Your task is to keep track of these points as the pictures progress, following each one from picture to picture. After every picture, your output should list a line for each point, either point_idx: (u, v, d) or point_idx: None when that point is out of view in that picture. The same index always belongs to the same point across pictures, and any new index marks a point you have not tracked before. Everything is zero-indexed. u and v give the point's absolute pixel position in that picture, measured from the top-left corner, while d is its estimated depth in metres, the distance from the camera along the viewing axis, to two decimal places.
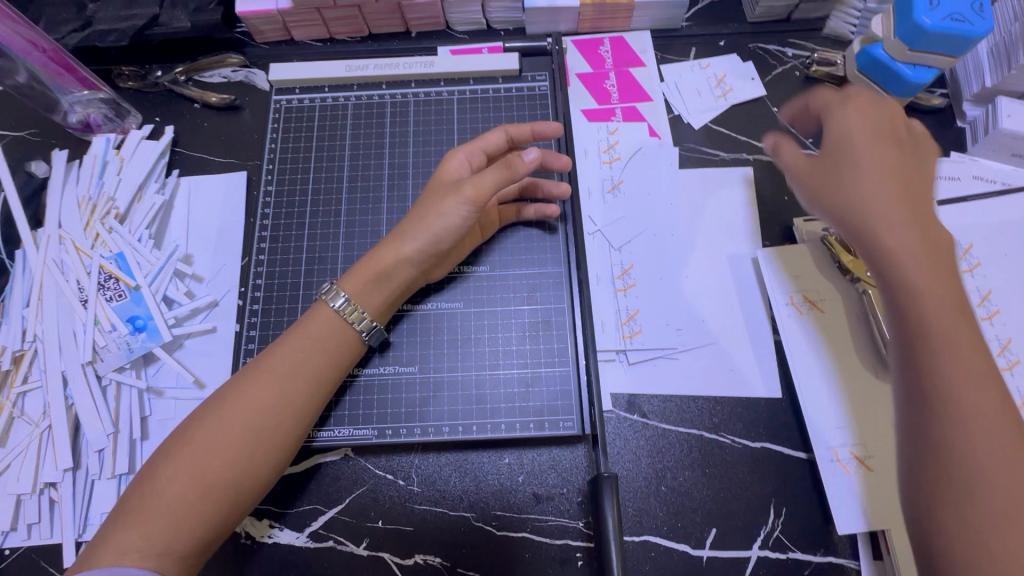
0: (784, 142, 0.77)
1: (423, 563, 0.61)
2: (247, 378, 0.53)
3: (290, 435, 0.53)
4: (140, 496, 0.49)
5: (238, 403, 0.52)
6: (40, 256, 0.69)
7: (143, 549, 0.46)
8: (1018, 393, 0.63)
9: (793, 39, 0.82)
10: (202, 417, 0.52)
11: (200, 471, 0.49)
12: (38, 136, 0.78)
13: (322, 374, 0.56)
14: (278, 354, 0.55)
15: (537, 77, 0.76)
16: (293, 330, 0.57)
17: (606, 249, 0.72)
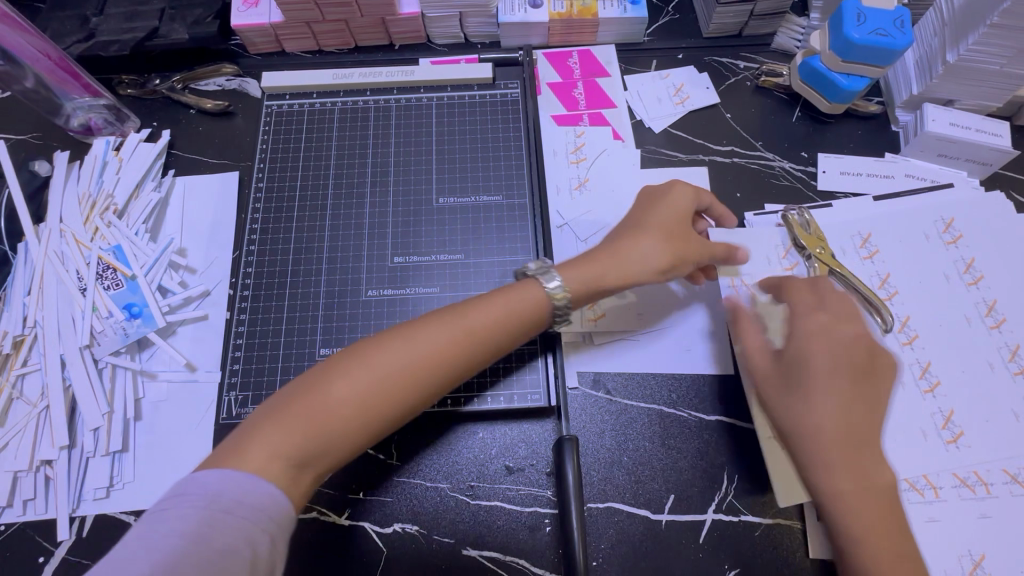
0: (736, 144, 0.84)
1: (401, 531, 0.65)
2: (411, 337, 0.55)
3: (424, 390, 0.54)
4: (306, 403, 0.50)
5: (414, 348, 0.54)
6: (42, 248, 0.73)
7: (289, 452, 0.48)
8: (919, 364, 0.69)
9: (744, 53, 0.90)
10: (367, 353, 0.53)
11: (346, 398, 0.51)
12: (42, 139, 0.83)
13: (506, 331, 0.58)
14: (474, 313, 0.57)
15: (510, 85, 0.83)
16: (493, 292, 0.59)
17: (573, 241, 0.77)
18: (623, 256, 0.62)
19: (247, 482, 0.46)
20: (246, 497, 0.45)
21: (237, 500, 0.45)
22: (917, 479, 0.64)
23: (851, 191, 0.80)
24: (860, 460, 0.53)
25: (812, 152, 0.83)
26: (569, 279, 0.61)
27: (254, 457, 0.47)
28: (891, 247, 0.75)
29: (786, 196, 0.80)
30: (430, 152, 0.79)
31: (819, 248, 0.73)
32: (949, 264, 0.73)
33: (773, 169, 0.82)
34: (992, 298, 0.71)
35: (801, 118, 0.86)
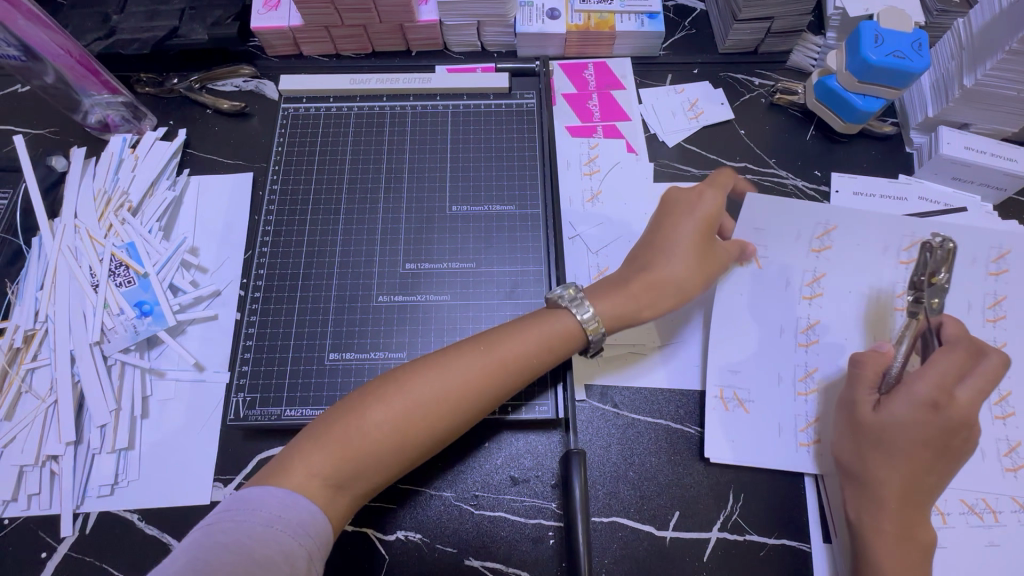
0: (749, 161, 0.84)
1: (404, 539, 0.65)
2: (454, 361, 0.57)
3: (458, 417, 0.56)
4: (344, 426, 0.52)
5: (450, 375, 0.56)
6: (55, 243, 0.74)
7: (328, 474, 0.50)
8: None
9: (760, 70, 0.90)
10: (408, 378, 0.55)
11: (385, 422, 0.53)
12: (59, 134, 0.84)
13: (539, 360, 0.60)
14: (509, 342, 0.59)
15: (525, 95, 0.83)
16: (529, 321, 0.61)
17: (585, 253, 0.77)
18: (655, 288, 0.64)
19: (287, 499, 0.48)
20: (283, 512, 0.47)
21: (272, 516, 0.47)
22: None
23: (863, 212, 0.80)
24: (913, 529, 0.57)
25: (825, 170, 0.83)
26: (600, 306, 0.63)
27: (295, 474, 0.50)
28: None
29: None
30: (444, 160, 0.80)
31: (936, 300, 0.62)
32: (978, 294, 0.71)
33: (786, 186, 0.82)
34: (1004, 341, 0.69)
35: (815, 136, 0.86)
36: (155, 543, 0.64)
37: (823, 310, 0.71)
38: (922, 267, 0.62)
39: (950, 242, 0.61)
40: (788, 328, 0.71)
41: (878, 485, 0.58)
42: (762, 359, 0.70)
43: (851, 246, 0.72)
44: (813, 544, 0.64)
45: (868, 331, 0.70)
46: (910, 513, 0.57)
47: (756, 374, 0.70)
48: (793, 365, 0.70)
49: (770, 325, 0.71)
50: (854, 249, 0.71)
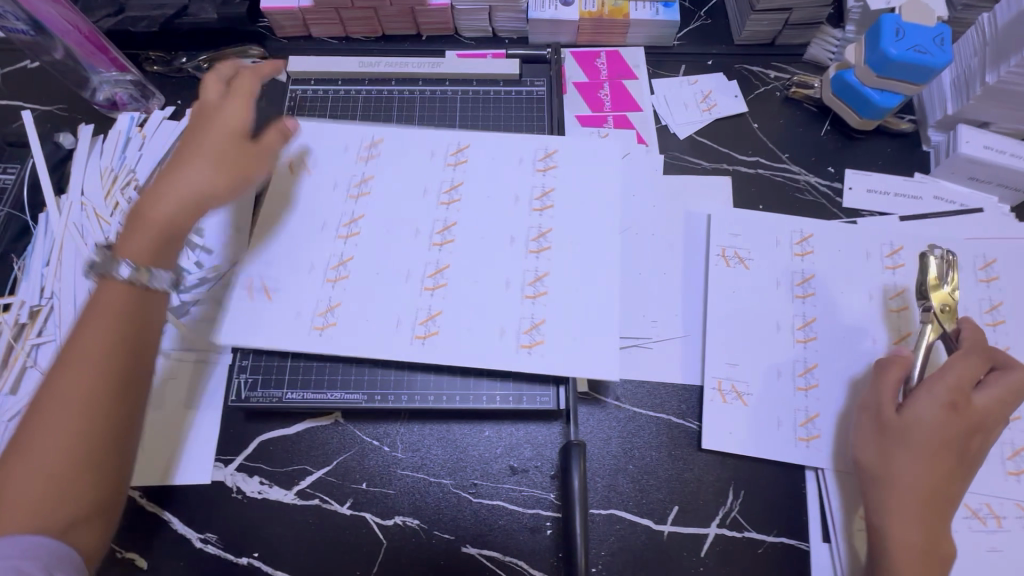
0: (762, 155, 0.82)
1: (402, 524, 0.65)
2: (62, 363, 0.50)
3: (75, 439, 0.48)
4: (14, 458, 0.47)
5: (58, 394, 0.49)
6: (62, 220, 0.74)
7: (31, 511, 0.46)
8: None
9: (775, 62, 0.88)
10: (47, 399, 0.49)
11: (37, 458, 0.47)
12: (67, 111, 0.84)
13: (98, 339, 0.51)
14: (85, 332, 0.51)
15: (536, 82, 0.82)
16: (93, 302, 0.53)
17: (523, 254, 0.71)
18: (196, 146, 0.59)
19: (14, 543, 0.45)
20: (25, 549, 0.45)
21: (18, 550, 0.44)
22: None
23: (877, 210, 0.79)
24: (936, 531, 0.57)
25: (839, 167, 0.82)
26: (190, 173, 0.57)
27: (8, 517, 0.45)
28: (915, 266, 0.73)
29: (810, 211, 0.79)
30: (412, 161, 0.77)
31: (942, 305, 0.64)
32: (973, 300, 0.72)
33: (798, 182, 0.81)
34: (1005, 344, 0.69)
35: (830, 132, 0.84)
36: (156, 521, 0.65)
37: (817, 309, 0.71)
38: (925, 274, 0.65)
39: (950, 255, 0.65)
40: (783, 325, 0.71)
41: (901, 486, 0.58)
42: (766, 357, 0.69)
43: (834, 245, 0.74)
44: (812, 543, 0.63)
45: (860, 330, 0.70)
46: (933, 515, 0.57)
47: (755, 367, 0.69)
48: (791, 360, 0.69)
49: (768, 318, 0.71)
50: (835, 255, 0.74)
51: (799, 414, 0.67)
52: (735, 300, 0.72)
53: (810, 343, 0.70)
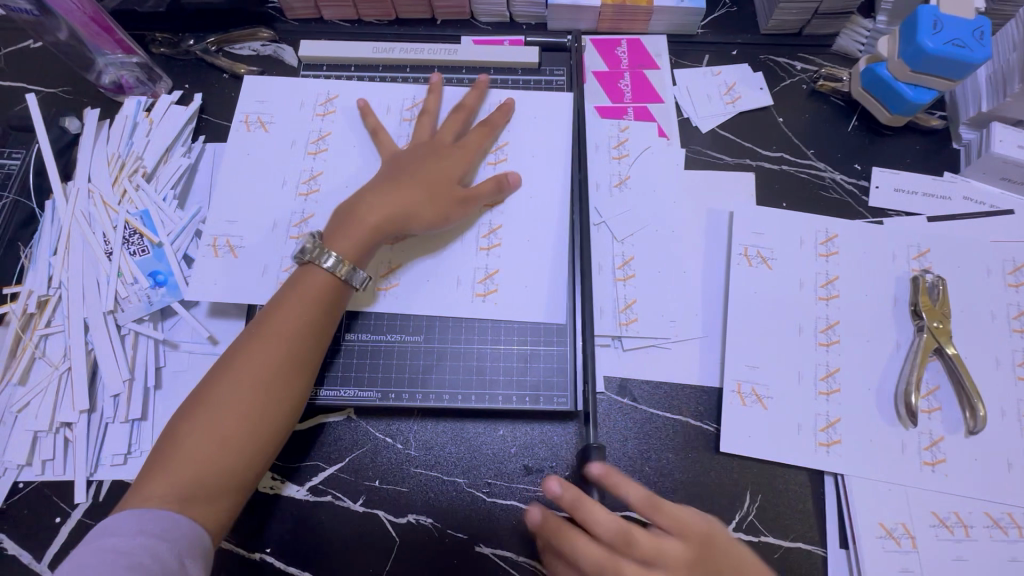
0: (786, 151, 0.80)
1: (415, 522, 0.65)
2: (252, 343, 0.57)
3: (260, 410, 0.56)
4: (164, 452, 0.54)
5: (237, 374, 0.56)
6: (69, 208, 0.72)
7: (172, 491, 0.52)
8: (930, 436, 0.65)
9: (802, 53, 0.85)
10: (214, 382, 0.56)
11: (210, 431, 0.54)
12: (73, 94, 0.81)
13: (302, 322, 0.59)
14: (278, 318, 0.59)
15: (555, 71, 0.80)
16: (286, 290, 0.61)
17: (473, 251, 0.68)
18: (398, 173, 0.67)
19: (147, 513, 0.50)
20: (143, 525, 0.50)
21: (135, 528, 0.49)
22: (947, 515, 0.62)
23: (904, 209, 0.76)
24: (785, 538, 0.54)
25: (866, 164, 0.79)
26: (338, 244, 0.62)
27: (157, 491, 0.52)
28: (943, 269, 0.72)
29: (834, 210, 0.77)
30: (366, 159, 0.74)
31: (937, 322, 0.67)
32: (1001, 304, 0.70)
33: (823, 179, 0.78)
34: None
35: (857, 128, 0.81)
36: None
37: (841, 311, 0.70)
38: (913, 296, 0.69)
39: (941, 279, 0.69)
40: (806, 327, 0.69)
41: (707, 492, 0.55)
42: (786, 360, 0.68)
43: (859, 246, 0.72)
44: (829, 550, 0.62)
45: (881, 333, 0.69)
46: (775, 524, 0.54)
47: (775, 369, 0.68)
48: (813, 364, 0.68)
49: (789, 320, 0.70)
50: (861, 256, 0.72)
51: (819, 418, 0.66)
52: (756, 301, 0.70)
53: (832, 346, 0.68)
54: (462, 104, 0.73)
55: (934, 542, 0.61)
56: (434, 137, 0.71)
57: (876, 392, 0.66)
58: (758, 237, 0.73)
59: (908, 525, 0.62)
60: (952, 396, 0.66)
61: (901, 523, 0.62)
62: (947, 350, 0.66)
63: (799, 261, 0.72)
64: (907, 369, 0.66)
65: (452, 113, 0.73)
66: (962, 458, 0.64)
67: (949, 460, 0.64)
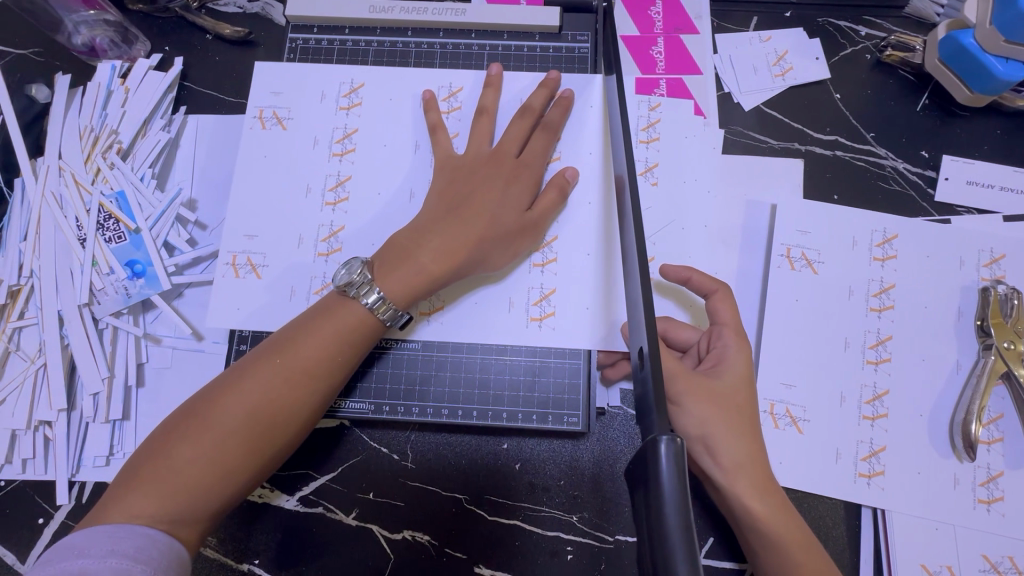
0: (842, 134, 0.69)
1: (411, 538, 0.60)
2: (277, 360, 0.50)
3: (278, 436, 0.49)
4: (154, 464, 0.46)
5: (257, 391, 0.48)
6: (39, 188, 0.66)
7: (158, 511, 0.44)
8: (987, 470, 0.57)
9: (869, 17, 0.73)
10: (224, 394, 0.48)
11: (214, 453, 0.46)
12: (43, 56, 0.74)
13: (336, 347, 0.51)
14: (308, 338, 0.51)
15: (578, 37, 0.69)
16: (321, 310, 0.53)
17: (526, 268, 0.60)
18: (456, 195, 0.58)
19: (123, 531, 0.42)
20: (117, 546, 0.41)
21: (104, 551, 0.41)
22: (1001, 560, 0.55)
23: (975, 206, 0.66)
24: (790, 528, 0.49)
25: (934, 151, 0.68)
26: (389, 282, 0.53)
27: (139, 508, 0.44)
28: (1018, 279, 0.62)
29: (894, 205, 0.67)
30: (417, 164, 0.64)
31: (1007, 342, 0.59)
32: None
33: (884, 168, 0.68)
34: None
35: (927, 107, 0.70)
36: None
37: (895, 325, 0.61)
38: (981, 311, 0.60)
39: (1015, 291, 0.60)
40: (853, 342, 0.61)
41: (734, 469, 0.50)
42: (827, 380, 0.60)
43: (921, 250, 0.63)
44: None
45: (940, 352, 0.60)
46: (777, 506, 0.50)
47: (815, 388, 0.60)
48: (860, 385, 0.60)
49: (834, 333, 0.61)
50: (922, 262, 0.63)
51: (861, 446, 0.58)
52: (798, 313, 0.62)
53: (881, 365, 0.60)
54: (526, 104, 0.62)
55: None
56: (497, 148, 0.60)
57: (929, 419, 0.59)
58: (803, 237, 0.64)
59: (953, 568, 0.55)
60: (1016, 427, 0.58)
61: (946, 566, 0.56)
62: (1017, 374, 0.58)
63: (851, 265, 0.63)
64: (967, 395, 0.58)
65: (516, 117, 0.62)
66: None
67: (1007, 499, 0.57)
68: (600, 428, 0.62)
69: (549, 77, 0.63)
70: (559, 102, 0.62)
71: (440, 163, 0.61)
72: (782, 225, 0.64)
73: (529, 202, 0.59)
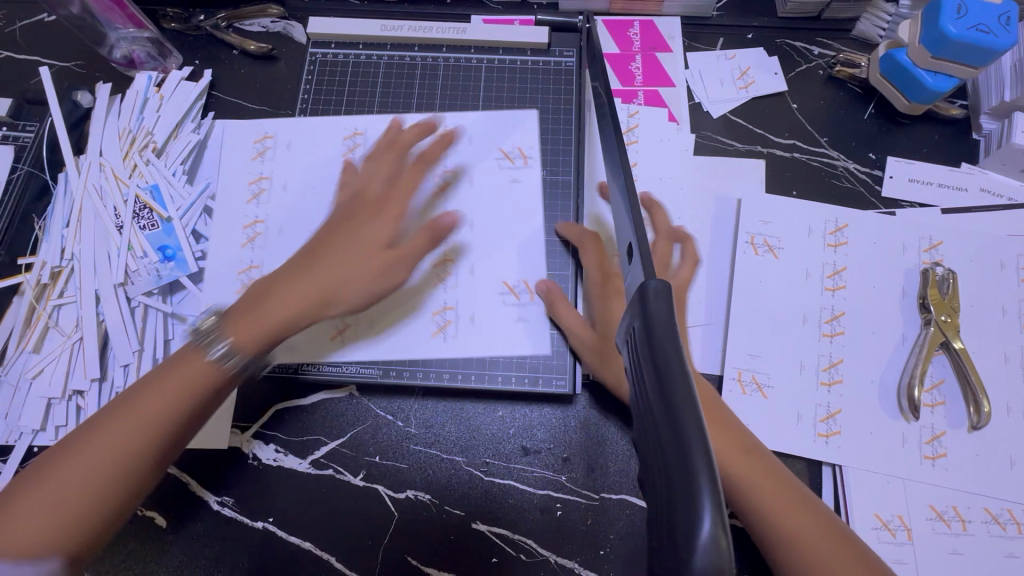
0: (799, 138, 0.78)
1: (414, 498, 0.66)
2: (293, 287, 0.53)
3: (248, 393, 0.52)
4: (127, 410, 0.47)
5: (271, 312, 0.52)
6: (81, 180, 0.73)
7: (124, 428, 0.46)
8: (931, 430, 0.64)
9: (820, 38, 0.83)
10: (240, 317, 0.52)
11: (189, 387, 0.48)
12: (86, 67, 0.82)
13: (372, 276, 0.55)
14: (330, 271, 0.54)
15: (565, 53, 0.79)
16: (342, 238, 0.56)
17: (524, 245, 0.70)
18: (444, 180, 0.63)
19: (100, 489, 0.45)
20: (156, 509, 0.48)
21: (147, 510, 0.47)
22: (945, 509, 0.62)
23: (918, 200, 0.75)
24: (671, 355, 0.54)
25: (881, 153, 0.77)
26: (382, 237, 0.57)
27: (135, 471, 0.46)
28: (955, 262, 0.70)
29: (846, 199, 0.75)
30: None
31: (944, 315, 0.66)
32: (1012, 299, 0.69)
33: (836, 168, 0.77)
34: None
35: (874, 115, 0.79)
36: (174, 481, 0.66)
37: (847, 302, 0.69)
38: (923, 289, 0.68)
39: (951, 272, 0.68)
40: (811, 317, 0.68)
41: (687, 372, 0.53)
42: (788, 350, 0.67)
43: (870, 237, 0.71)
44: None
45: (886, 325, 0.68)
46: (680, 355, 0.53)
47: (776, 358, 0.67)
48: (817, 355, 0.67)
49: (794, 310, 0.69)
50: (870, 248, 0.71)
51: (819, 409, 0.65)
52: (763, 291, 0.70)
53: (836, 338, 0.68)
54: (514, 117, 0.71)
55: (930, 536, 0.61)
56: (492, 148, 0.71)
57: (878, 385, 0.66)
58: (765, 227, 0.72)
59: (905, 518, 0.62)
60: (957, 390, 0.65)
61: (898, 515, 0.62)
62: (954, 343, 0.65)
63: (807, 251, 0.71)
64: (911, 363, 0.65)
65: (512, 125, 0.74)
66: (967, 444, 0.63)
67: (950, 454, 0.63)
68: (587, 396, 0.69)
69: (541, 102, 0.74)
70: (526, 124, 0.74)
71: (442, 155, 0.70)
72: (746, 217, 0.72)
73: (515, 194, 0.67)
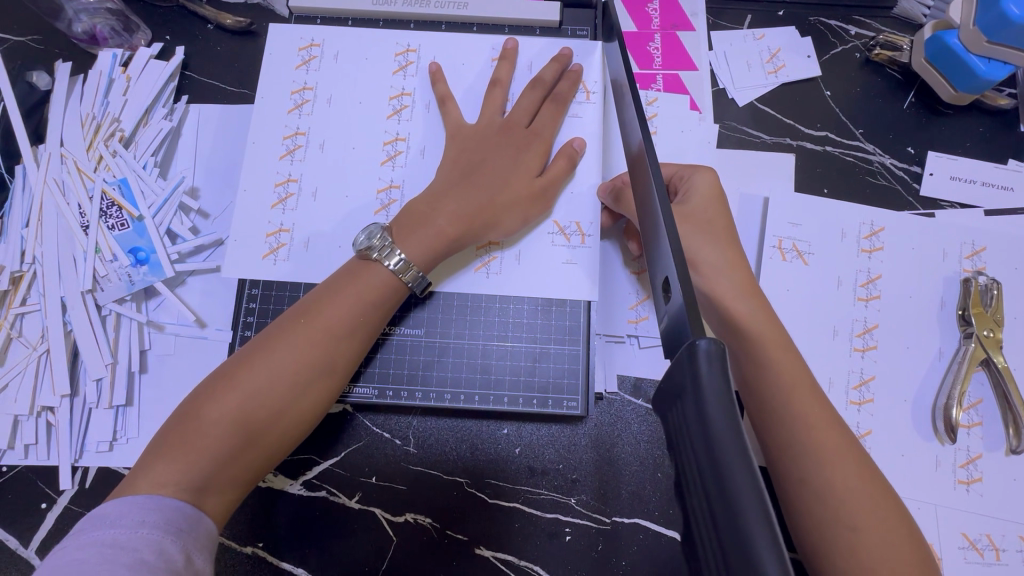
0: (832, 130, 0.72)
1: (413, 521, 0.62)
2: (298, 323, 0.51)
3: (302, 406, 0.49)
4: (181, 427, 0.46)
5: (280, 351, 0.49)
6: (40, 174, 0.66)
7: (183, 479, 0.45)
8: (967, 452, 0.60)
9: (858, 17, 0.75)
10: (251, 357, 0.49)
11: (242, 408, 0.47)
12: (43, 43, 0.74)
13: (360, 315, 0.52)
14: (330, 306, 0.52)
15: (578, 31, 0.71)
16: (340, 280, 0.54)
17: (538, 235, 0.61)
18: (479, 161, 0.60)
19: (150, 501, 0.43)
20: (147, 517, 0.42)
21: (135, 521, 0.41)
22: (979, 537, 0.58)
23: (958, 201, 0.69)
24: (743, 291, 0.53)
25: (920, 147, 0.71)
26: (410, 246, 0.55)
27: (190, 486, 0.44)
28: (998, 271, 0.65)
29: (881, 198, 0.69)
30: (424, 140, 0.64)
31: (987, 330, 0.61)
32: None
33: (872, 164, 0.70)
34: None
35: (914, 105, 0.72)
36: None
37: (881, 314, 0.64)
38: (963, 301, 0.63)
39: (995, 282, 0.63)
40: (842, 330, 0.63)
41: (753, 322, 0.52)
42: (817, 365, 0.62)
43: (907, 242, 0.66)
44: None
45: (921, 338, 0.63)
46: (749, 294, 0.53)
47: None
48: (848, 371, 0.62)
49: (825, 322, 0.64)
50: (908, 254, 0.65)
51: None
52: (791, 301, 0.64)
53: (868, 352, 0.63)
54: (537, 77, 0.64)
55: (963, 566, 0.57)
56: (508, 118, 0.62)
57: (912, 404, 0.61)
58: (794, 229, 0.66)
59: (937, 547, 0.58)
60: (994, 410, 0.61)
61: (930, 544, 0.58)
62: (996, 360, 0.60)
63: (839, 258, 0.65)
64: (948, 382, 0.61)
65: (527, 89, 0.63)
66: (1004, 469, 0.59)
67: (986, 479, 0.59)
68: (598, 413, 0.64)
69: (560, 53, 0.66)
70: (568, 75, 0.65)
71: (455, 132, 0.62)
72: (774, 219, 0.66)
73: (540, 169, 0.60)
